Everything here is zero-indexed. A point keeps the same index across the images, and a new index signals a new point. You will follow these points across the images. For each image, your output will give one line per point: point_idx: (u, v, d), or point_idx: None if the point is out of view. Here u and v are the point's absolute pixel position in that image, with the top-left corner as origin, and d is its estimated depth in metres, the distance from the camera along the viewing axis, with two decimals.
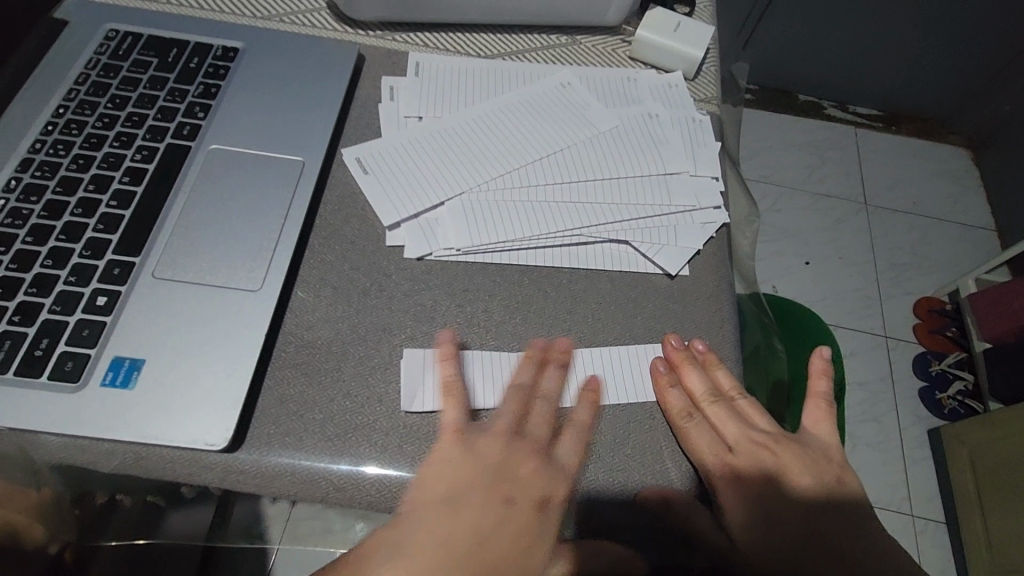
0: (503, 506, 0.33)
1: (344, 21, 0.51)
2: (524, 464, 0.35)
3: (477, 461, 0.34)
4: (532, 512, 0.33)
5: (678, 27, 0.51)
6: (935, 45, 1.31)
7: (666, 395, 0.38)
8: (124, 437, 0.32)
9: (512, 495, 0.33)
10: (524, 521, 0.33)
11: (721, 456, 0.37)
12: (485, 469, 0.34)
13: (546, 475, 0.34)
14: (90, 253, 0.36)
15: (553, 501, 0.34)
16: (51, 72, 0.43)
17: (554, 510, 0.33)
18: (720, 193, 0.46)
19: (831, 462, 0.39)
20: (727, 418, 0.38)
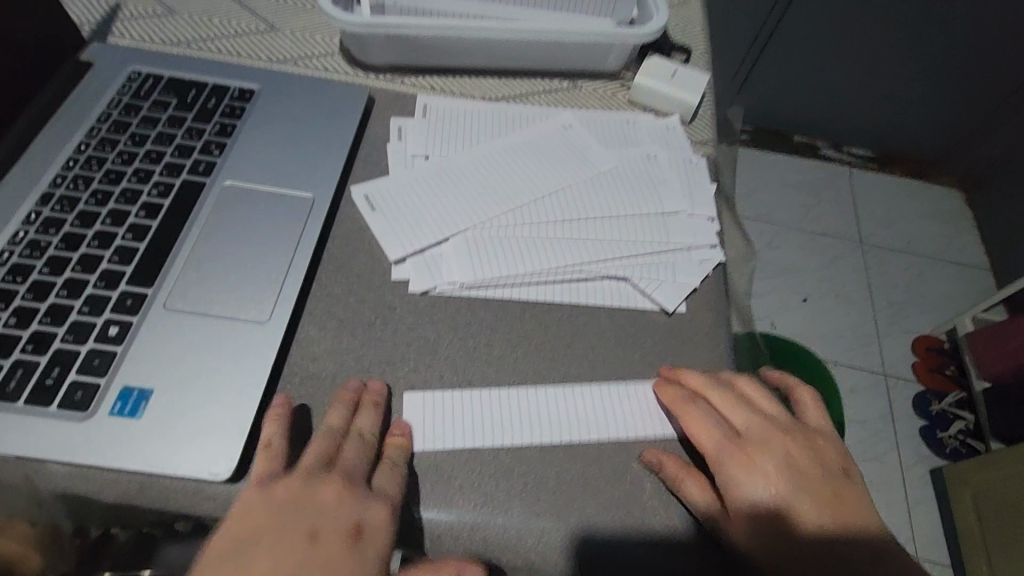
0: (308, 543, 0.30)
1: (356, 64, 0.53)
2: (326, 497, 0.32)
3: (273, 504, 0.32)
4: (343, 544, 0.31)
5: (674, 74, 0.53)
6: (925, 90, 1.35)
7: (683, 405, 0.38)
8: (129, 467, 0.32)
9: (319, 533, 0.31)
10: (336, 553, 0.30)
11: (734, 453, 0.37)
12: (278, 514, 0.31)
13: (350, 507, 0.32)
14: (104, 285, 0.37)
15: (366, 531, 0.32)
16: (76, 110, 0.45)
17: (367, 542, 0.31)
18: (715, 232, 0.47)
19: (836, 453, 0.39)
20: (732, 403, 0.39)
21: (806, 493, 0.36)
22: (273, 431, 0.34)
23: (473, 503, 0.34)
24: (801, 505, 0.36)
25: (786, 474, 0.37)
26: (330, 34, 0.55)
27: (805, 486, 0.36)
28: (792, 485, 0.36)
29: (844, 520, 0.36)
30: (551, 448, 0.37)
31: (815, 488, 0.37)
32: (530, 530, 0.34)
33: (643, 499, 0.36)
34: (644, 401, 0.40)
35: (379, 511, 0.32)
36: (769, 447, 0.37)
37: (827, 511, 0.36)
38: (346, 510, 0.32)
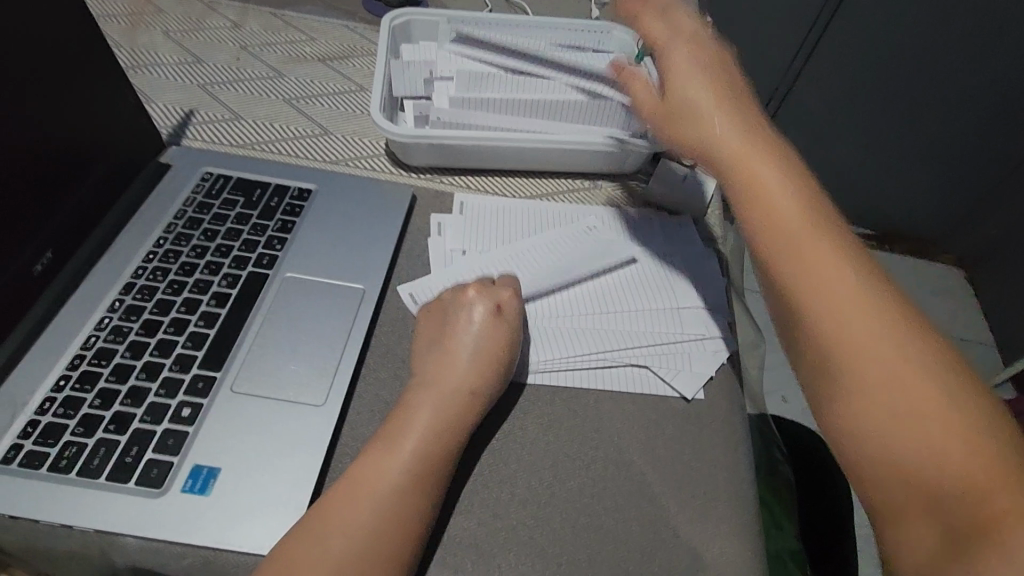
0: (471, 325, 0.44)
1: (400, 165, 0.60)
2: (468, 297, 0.45)
3: (437, 324, 0.45)
4: (492, 314, 0.44)
5: (686, 177, 0.58)
6: (919, 173, 1.43)
7: (778, 189, 0.38)
8: (197, 541, 0.35)
9: (473, 312, 0.44)
10: (485, 327, 0.44)
11: (798, 197, 0.38)
12: (442, 317, 0.45)
13: (488, 296, 0.45)
14: (178, 368, 0.41)
15: (504, 308, 0.45)
16: (155, 207, 0.50)
17: (509, 316, 0.45)
18: (727, 323, 0.51)
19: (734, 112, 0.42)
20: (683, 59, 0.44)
21: (890, 331, 0.33)
22: (431, 312, 0.46)
23: None
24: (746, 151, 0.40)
25: (840, 257, 0.35)
26: (376, 138, 0.62)
27: (869, 293, 0.34)
28: (839, 276, 0.34)
29: (929, 425, 0.30)
30: (584, 530, 0.39)
31: (864, 295, 0.34)
32: None
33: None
34: (668, 484, 0.42)
35: (508, 293, 0.46)
36: (861, 267, 0.35)
37: (897, 330, 0.33)
38: (483, 295, 0.45)
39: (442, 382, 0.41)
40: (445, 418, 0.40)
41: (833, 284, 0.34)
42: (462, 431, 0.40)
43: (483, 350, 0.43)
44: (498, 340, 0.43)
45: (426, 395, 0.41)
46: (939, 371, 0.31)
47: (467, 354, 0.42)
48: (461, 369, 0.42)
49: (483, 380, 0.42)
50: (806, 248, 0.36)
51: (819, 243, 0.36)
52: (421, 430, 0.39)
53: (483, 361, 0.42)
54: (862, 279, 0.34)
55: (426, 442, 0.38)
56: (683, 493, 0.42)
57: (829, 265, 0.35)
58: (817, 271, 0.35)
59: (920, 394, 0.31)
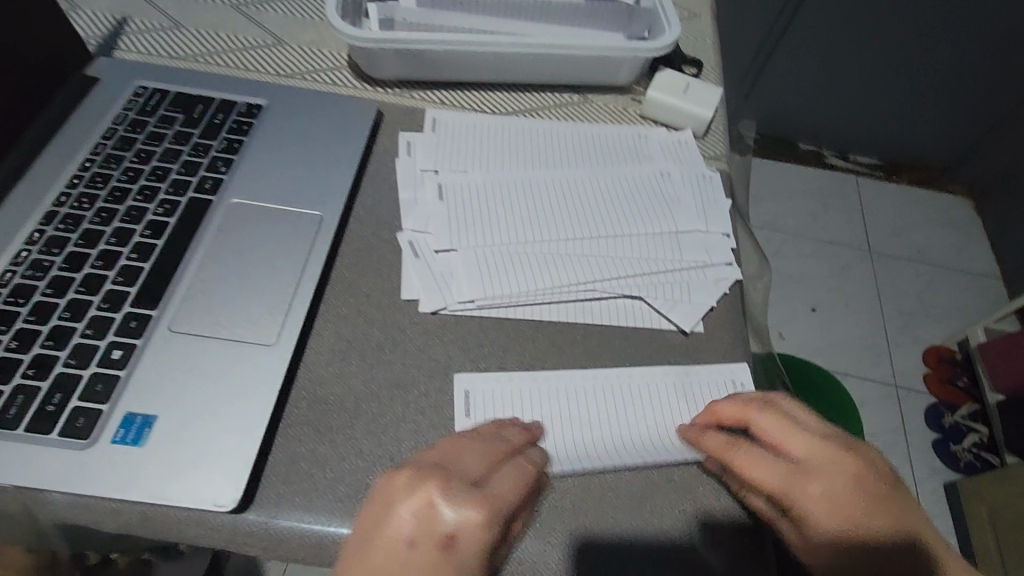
0: (410, 555, 0.27)
1: (364, 78, 0.53)
2: (425, 493, 0.28)
3: (382, 538, 0.28)
4: (438, 543, 0.27)
5: (688, 88, 0.52)
6: (934, 97, 1.34)
7: (758, 466, 0.33)
8: (132, 496, 0.31)
9: (417, 534, 0.27)
10: (424, 556, 0.27)
11: (792, 478, 0.33)
12: (377, 526, 0.28)
13: (446, 507, 0.28)
14: (108, 306, 0.36)
15: (461, 538, 0.27)
16: (80, 127, 0.44)
17: (468, 548, 0.27)
18: (731, 249, 0.46)
19: (849, 488, 0.32)
20: (762, 461, 0.33)
21: (882, 558, 0.32)
22: (394, 494, 0.28)
23: None
24: (825, 501, 0.32)
25: (845, 496, 0.32)
26: (337, 48, 0.54)
27: (862, 523, 0.32)
28: (841, 517, 0.32)
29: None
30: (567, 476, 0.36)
31: (864, 531, 0.32)
32: (547, 563, 0.33)
33: (668, 524, 0.35)
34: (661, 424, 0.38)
35: (481, 519, 0.28)
36: (856, 501, 0.32)
37: (880, 560, 0.32)
38: (439, 509, 0.28)
39: (394, 517, 0.28)
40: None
41: (831, 551, 0.32)
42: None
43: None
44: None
45: (377, 520, 0.28)
46: (916, 555, 0.32)
47: (425, 547, 0.27)
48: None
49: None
50: (842, 539, 0.32)
51: (811, 502, 0.32)
52: (408, 574, 0.27)
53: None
54: (856, 524, 0.32)
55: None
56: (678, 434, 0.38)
57: (833, 519, 0.32)
58: (832, 526, 0.32)
59: (892, 526, 0.32)
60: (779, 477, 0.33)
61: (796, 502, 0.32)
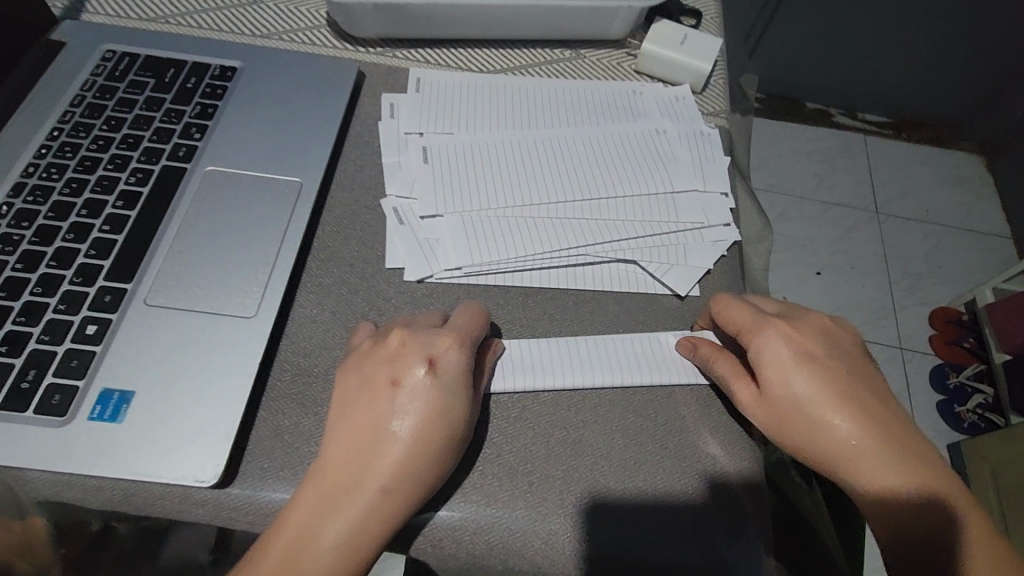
0: (392, 387, 0.32)
1: (344, 38, 0.50)
2: (396, 342, 0.33)
3: (355, 388, 0.33)
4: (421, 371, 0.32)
5: (685, 40, 0.50)
6: (946, 50, 1.29)
7: (736, 308, 0.37)
8: (111, 473, 0.30)
9: (397, 370, 0.32)
10: (410, 379, 0.32)
11: (767, 322, 0.36)
12: (369, 375, 0.33)
13: (419, 345, 0.33)
14: (81, 280, 0.35)
15: (440, 361, 0.32)
16: (48, 93, 0.42)
17: (447, 372, 0.32)
18: (729, 209, 0.44)
19: (813, 345, 0.36)
20: (737, 306, 0.37)
21: (838, 400, 0.34)
22: (367, 352, 0.34)
23: (476, 505, 0.33)
24: (791, 345, 0.35)
25: (808, 341, 0.36)
26: (316, 6, 0.52)
27: (823, 366, 0.35)
28: (804, 359, 0.35)
29: (889, 459, 0.34)
30: (558, 445, 0.35)
31: (825, 377, 0.35)
32: (536, 532, 0.32)
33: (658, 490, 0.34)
34: (655, 391, 0.37)
35: (450, 344, 0.33)
36: (818, 346, 0.36)
37: (836, 403, 0.34)
38: (414, 347, 0.33)
39: (379, 361, 0.33)
40: (396, 454, 0.31)
41: (790, 387, 0.35)
42: (445, 394, 0.32)
43: (420, 417, 0.31)
44: (439, 415, 0.32)
45: (369, 371, 0.33)
46: (872, 405, 0.35)
47: (408, 385, 0.32)
48: (395, 419, 0.31)
49: (436, 436, 0.31)
50: (794, 389, 0.34)
51: (776, 342, 0.35)
52: (399, 400, 0.32)
53: (423, 428, 0.31)
54: (816, 365, 0.35)
55: (411, 405, 0.32)
56: (672, 402, 0.37)
57: (797, 358, 0.35)
58: (794, 364, 0.35)
59: (853, 407, 0.34)
60: (754, 320, 0.36)
61: (760, 339, 0.36)
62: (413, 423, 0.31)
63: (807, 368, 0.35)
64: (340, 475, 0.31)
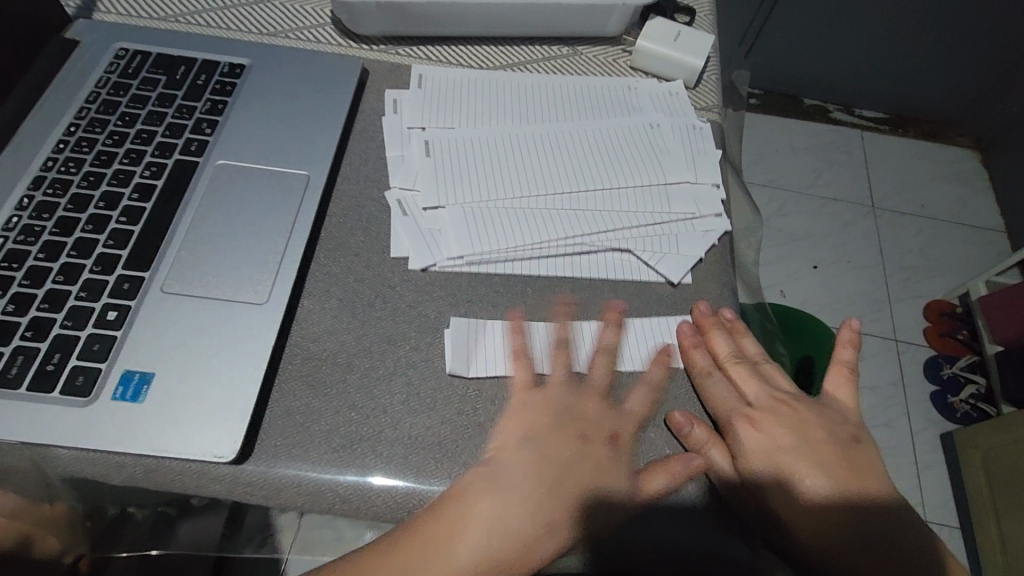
0: (578, 444, 0.36)
1: (348, 36, 0.52)
2: (591, 406, 0.38)
3: (545, 425, 0.37)
4: (607, 442, 0.36)
5: (678, 37, 0.51)
6: (941, 46, 1.30)
7: (721, 345, 0.41)
8: (135, 450, 0.32)
9: (586, 433, 0.37)
10: (597, 449, 0.36)
11: (741, 410, 0.39)
12: (551, 420, 0.37)
13: (606, 419, 0.37)
14: (100, 269, 0.36)
15: (621, 437, 0.37)
16: (63, 90, 0.44)
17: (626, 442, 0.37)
18: (720, 200, 0.46)
19: (785, 395, 0.40)
20: (727, 341, 0.41)
21: (802, 445, 0.38)
22: (561, 398, 0.38)
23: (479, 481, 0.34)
24: (763, 388, 0.40)
25: (786, 393, 0.40)
26: (321, 5, 0.53)
27: (793, 413, 0.39)
28: (777, 403, 0.39)
29: (856, 509, 0.36)
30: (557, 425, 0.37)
31: (792, 449, 0.37)
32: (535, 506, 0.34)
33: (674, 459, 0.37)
34: (651, 374, 0.39)
35: (630, 422, 0.37)
36: (792, 396, 0.40)
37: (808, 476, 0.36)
38: (604, 418, 0.37)
39: (559, 408, 0.37)
40: (569, 497, 0.35)
41: (758, 423, 0.38)
42: (618, 474, 0.35)
43: (592, 479, 0.35)
44: (608, 487, 0.35)
45: (545, 411, 0.37)
46: (840, 455, 0.38)
47: (587, 443, 0.36)
48: (569, 476, 0.35)
49: (595, 498, 0.35)
50: (765, 426, 0.38)
51: (750, 382, 0.40)
52: (573, 459, 0.36)
53: (590, 489, 0.35)
54: (786, 410, 0.39)
55: (586, 466, 0.35)
56: (665, 384, 0.39)
57: (768, 437, 0.38)
58: (761, 404, 0.39)
59: (820, 458, 0.37)
60: (734, 403, 0.39)
61: (738, 377, 0.40)
62: (583, 485, 0.35)
63: (781, 409, 0.39)
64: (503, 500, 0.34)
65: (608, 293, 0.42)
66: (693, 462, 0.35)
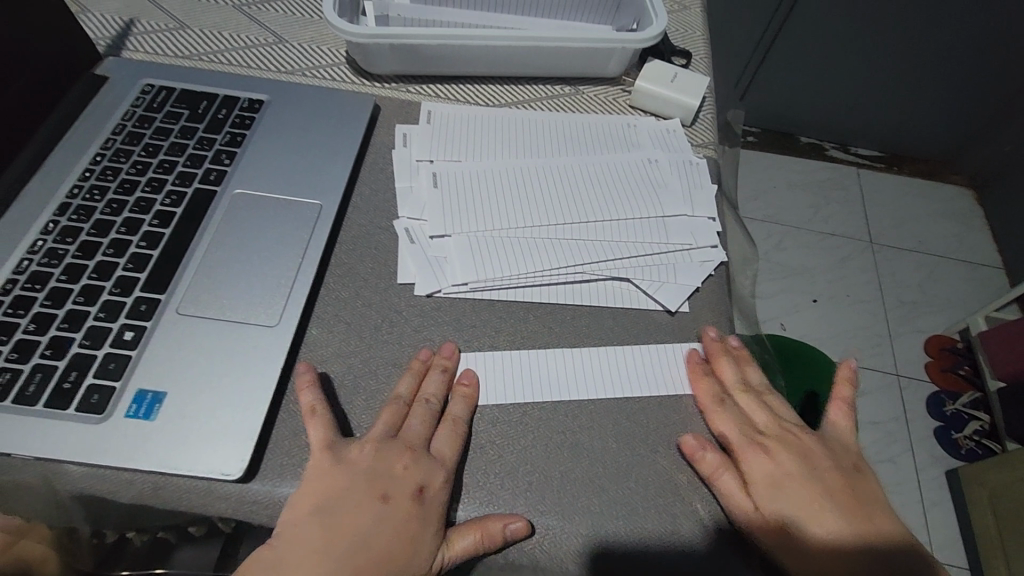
0: (380, 505, 0.34)
1: (362, 74, 0.54)
2: (397, 461, 0.35)
3: (343, 487, 0.34)
4: (410, 501, 0.34)
5: (675, 78, 0.54)
6: (934, 89, 1.34)
7: (728, 373, 0.42)
8: (144, 467, 0.33)
9: (390, 490, 0.34)
10: (400, 507, 0.34)
11: (751, 437, 0.39)
12: (351, 477, 0.34)
13: (411, 473, 0.35)
14: (120, 291, 0.38)
15: (429, 492, 0.34)
16: (92, 122, 0.46)
17: (431, 500, 0.34)
18: (716, 232, 0.47)
19: (791, 423, 0.41)
20: (734, 370, 0.42)
21: (810, 475, 0.38)
22: (365, 454, 0.35)
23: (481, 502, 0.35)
24: (770, 417, 0.41)
25: (791, 423, 0.41)
26: (336, 46, 0.56)
27: (799, 442, 0.39)
28: (785, 431, 0.40)
29: (865, 542, 0.36)
30: (556, 449, 0.37)
31: (802, 476, 0.38)
32: (534, 528, 0.35)
33: (675, 483, 0.37)
34: (648, 399, 0.40)
35: (436, 478, 0.35)
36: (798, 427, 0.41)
37: (820, 503, 0.37)
38: (410, 473, 0.35)
39: (359, 467, 0.35)
40: (363, 565, 0.32)
41: (767, 450, 0.39)
42: (420, 535, 0.33)
43: (390, 544, 0.32)
44: (416, 546, 0.33)
45: (343, 470, 0.34)
46: (845, 485, 0.38)
47: (381, 506, 0.33)
48: (369, 541, 0.32)
49: (392, 561, 0.32)
50: (772, 452, 0.39)
51: (756, 411, 0.41)
52: (371, 518, 0.33)
53: (396, 552, 0.32)
54: (792, 438, 0.40)
55: (381, 528, 0.33)
56: (663, 411, 0.40)
57: (777, 465, 0.38)
58: (771, 432, 0.40)
59: (826, 488, 0.37)
60: (741, 430, 0.39)
61: (747, 405, 0.41)
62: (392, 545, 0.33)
63: (790, 437, 0.40)
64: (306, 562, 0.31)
65: (608, 321, 0.43)
66: (512, 526, 0.34)
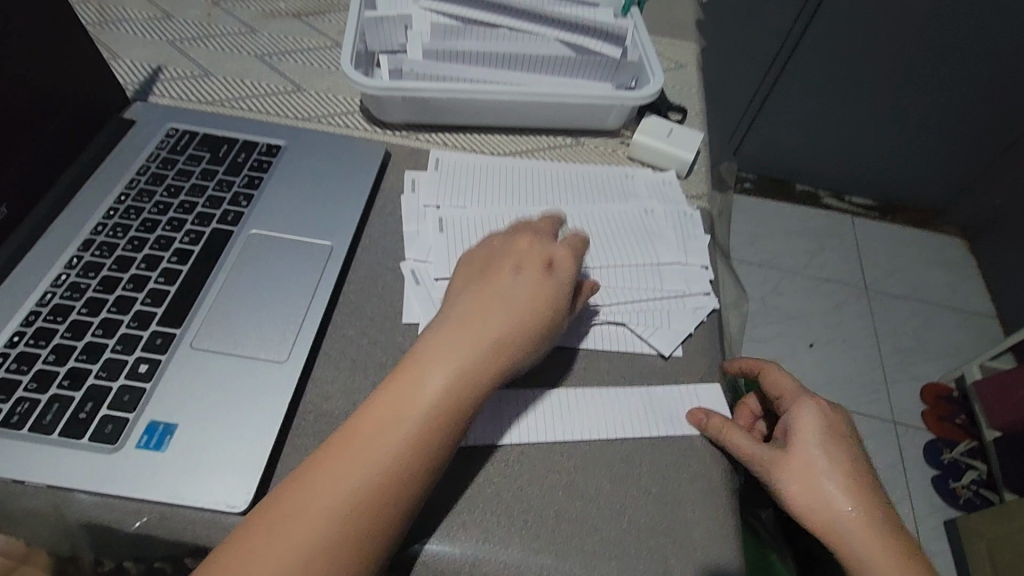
0: (516, 272, 0.39)
1: (374, 122, 0.58)
2: (524, 242, 0.41)
3: (483, 303, 0.38)
4: (540, 270, 0.39)
5: (670, 132, 0.57)
6: (925, 143, 1.39)
7: (780, 379, 0.45)
8: (153, 497, 0.34)
9: (536, 238, 0.41)
10: (534, 270, 0.39)
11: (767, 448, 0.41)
12: (492, 259, 0.41)
13: (542, 248, 0.40)
14: (137, 325, 0.40)
15: (558, 263, 0.40)
16: (118, 162, 0.49)
17: (560, 270, 0.40)
18: (708, 280, 0.49)
19: (825, 433, 0.41)
20: (783, 377, 0.45)
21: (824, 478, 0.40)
22: (502, 241, 0.42)
23: (477, 540, 0.36)
24: (811, 422, 0.42)
25: (827, 433, 0.41)
26: (350, 95, 0.60)
27: (834, 454, 0.41)
28: (824, 438, 0.41)
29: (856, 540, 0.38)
30: (552, 489, 0.38)
31: (846, 476, 0.40)
32: (529, 568, 0.35)
33: (668, 525, 0.38)
34: (642, 442, 0.41)
35: (567, 254, 0.41)
36: (833, 441, 0.41)
37: (837, 498, 0.39)
38: (539, 243, 0.41)
39: (492, 251, 0.41)
40: (495, 352, 0.36)
41: (795, 453, 0.41)
42: (549, 309, 0.38)
43: (528, 300, 0.38)
44: (551, 313, 0.38)
45: (472, 271, 0.41)
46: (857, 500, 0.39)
47: (536, 274, 0.39)
48: (507, 304, 0.37)
49: (524, 319, 0.37)
50: (795, 456, 0.40)
51: (807, 412, 0.42)
52: (512, 283, 0.38)
53: (529, 325, 0.37)
54: (829, 448, 0.41)
55: (523, 298, 0.38)
56: (656, 453, 0.41)
57: (802, 472, 0.40)
58: (812, 434, 0.41)
59: (834, 494, 0.39)
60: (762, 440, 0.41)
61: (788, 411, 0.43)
62: (495, 365, 0.36)
63: (815, 445, 0.41)
64: (324, 463, 0.33)
65: (605, 364, 0.45)
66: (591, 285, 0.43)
